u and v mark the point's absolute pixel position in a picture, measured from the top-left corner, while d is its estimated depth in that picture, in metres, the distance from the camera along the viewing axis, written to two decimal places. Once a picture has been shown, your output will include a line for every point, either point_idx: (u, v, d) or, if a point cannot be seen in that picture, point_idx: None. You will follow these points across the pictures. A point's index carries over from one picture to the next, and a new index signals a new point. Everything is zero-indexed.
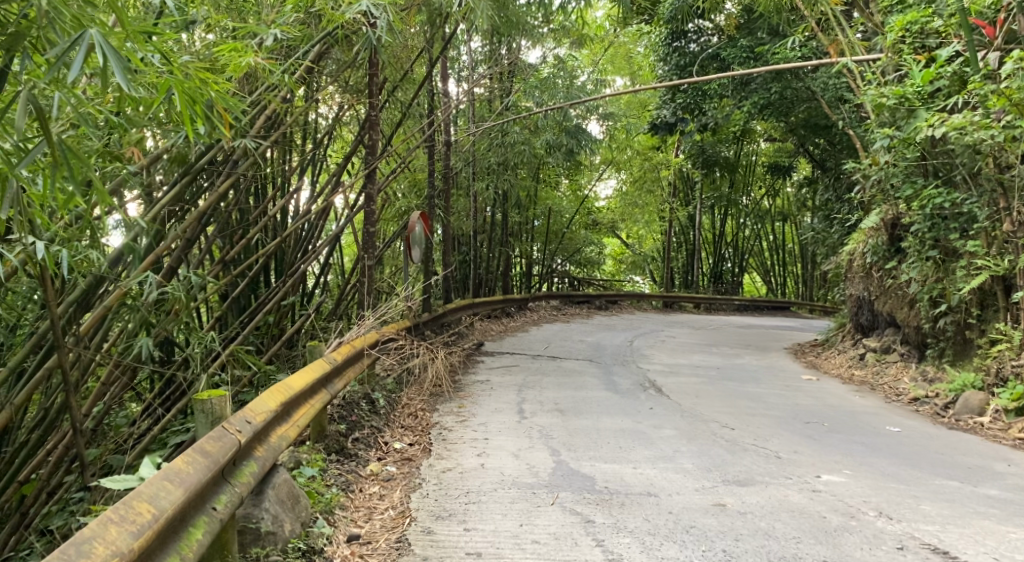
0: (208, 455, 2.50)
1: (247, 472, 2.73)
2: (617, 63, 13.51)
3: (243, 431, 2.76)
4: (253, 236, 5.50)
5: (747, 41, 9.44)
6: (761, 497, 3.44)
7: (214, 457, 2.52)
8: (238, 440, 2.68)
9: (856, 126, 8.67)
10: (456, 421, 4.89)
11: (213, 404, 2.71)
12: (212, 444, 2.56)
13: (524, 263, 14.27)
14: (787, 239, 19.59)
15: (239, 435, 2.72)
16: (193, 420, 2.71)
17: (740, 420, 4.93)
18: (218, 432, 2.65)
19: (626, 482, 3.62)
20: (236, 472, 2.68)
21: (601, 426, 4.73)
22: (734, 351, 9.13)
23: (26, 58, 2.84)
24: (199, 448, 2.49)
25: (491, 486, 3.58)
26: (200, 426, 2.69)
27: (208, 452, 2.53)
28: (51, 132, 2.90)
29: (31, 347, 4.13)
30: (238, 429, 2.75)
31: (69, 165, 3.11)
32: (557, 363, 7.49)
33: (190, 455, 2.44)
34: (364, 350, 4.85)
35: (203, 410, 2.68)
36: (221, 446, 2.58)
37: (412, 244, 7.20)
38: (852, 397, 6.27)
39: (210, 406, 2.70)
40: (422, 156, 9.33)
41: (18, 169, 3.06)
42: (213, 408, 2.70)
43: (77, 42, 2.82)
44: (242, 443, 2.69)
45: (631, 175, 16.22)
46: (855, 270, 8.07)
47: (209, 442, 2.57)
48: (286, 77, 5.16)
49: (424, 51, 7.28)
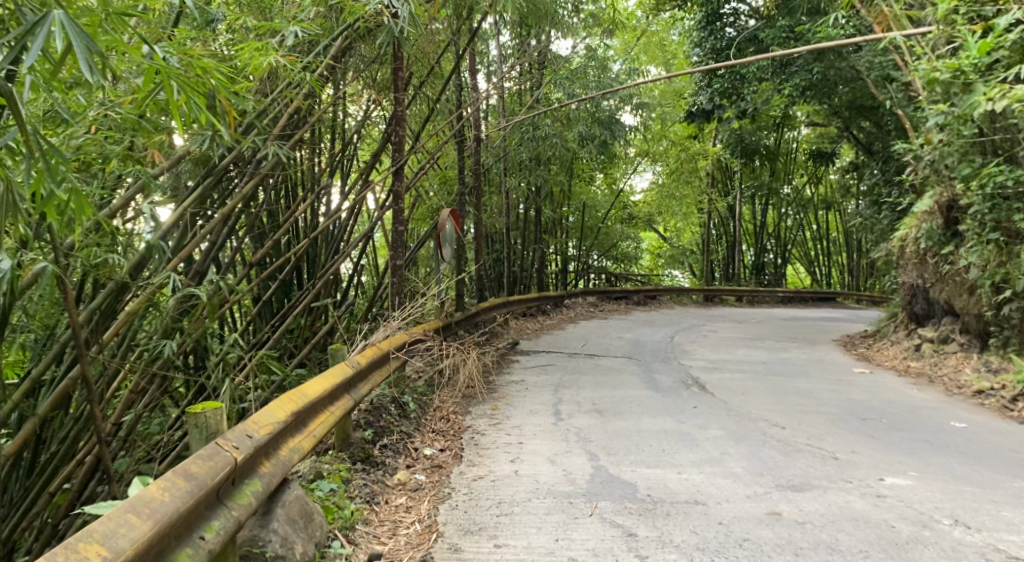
0: (192, 479, 2.29)
1: (247, 492, 2.54)
2: (652, 52, 13.15)
3: (241, 447, 2.56)
4: (283, 236, 5.29)
5: (786, 21, 9.02)
6: (820, 504, 3.15)
7: (198, 480, 2.31)
8: (233, 458, 2.48)
9: (904, 106, 8.27)
10: (490, 424, 4.66)
11: (207, 418, 2.55)
12: (199, 463, 2.36)
13: (559, 260, 14.00)
14: (830, 229, 19.09)
15: (235, 452, 2.52)
16: (188, 437, 2.57)
17: (791, 418, 4.62)
18: (209, 450, 2.45)
19: (670, 490, 3.34)
20: (234, 493, 2.49)
21: (644, 427, 4.45)
22: (782, 344, 8.78)
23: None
24: (181, 471, 2.29)
25: (524, 496, 3.34)
26: (193, 442, 2.56)
27: (193, 474, 2.32)
28: (21, 122, 2.55)
29: (51, 359, 3.93)
30: (236, 446, 2.55)
31: (46, 158, 2.76)
32: (594, 361, 7.23)
33: (168, 480, 2.23)
34: (391, 352, 4.64)
35: (197, 424, 2.54)
36: (211, 466, 2.38)
37: (443, 242, 6.97)
38: (910, 390, 5.89)
39: (202, 420, 2.55)
40: (452, 153, 9.12)
41: None
42: (207, 422, 2.55)
43: (38, 26, 2.47)
44: (238, 460, 2.49)
45: (667, 167, 15.65)
46: (907, 256, 7.69)
47: (195, 462, 2.36)
48: (308, 75, 4.89)
49: (451, 44, 7.05)
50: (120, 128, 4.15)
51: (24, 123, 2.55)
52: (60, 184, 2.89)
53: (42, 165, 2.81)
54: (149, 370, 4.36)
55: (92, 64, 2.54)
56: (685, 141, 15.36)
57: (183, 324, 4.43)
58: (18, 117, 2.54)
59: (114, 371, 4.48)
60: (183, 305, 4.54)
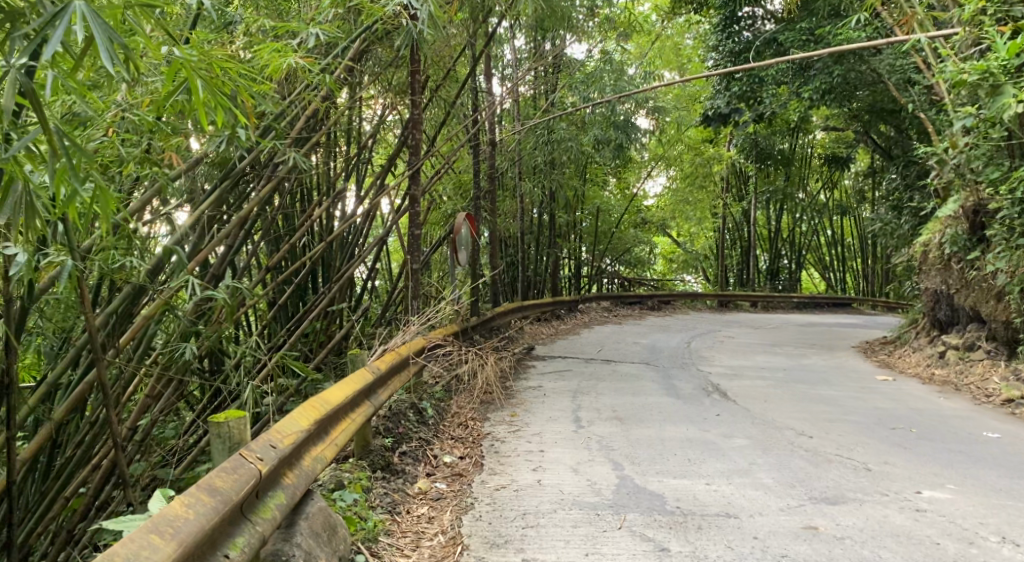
0: (216, 494, 2.22)
1: (272, 506, 2.46)
2: (667, 56, 13.04)
3: (265, 459, 2.49)
4: (299, 239, 5.23)
5: (806, 23, 8.91)
6: (857, 518, 3.05)
7: (223, 495, 2.23)
8: (257, 470, 2.41)
9: (926, 110, 8.15)
10: (509, 431, 4.57)
11: (229, 428, 2.49)
12: (223, 477, 2.29)
13: (573, 264, 13.90)
14: (846, 234, 18.94)
15: (260, 464, 2.45)
16: (210, 448, 2.51)
17: (818, 427, 4.51)
18: (233, 463, 2.38)
19: (700, 502, 3.25)
20: (258, 507, 2.41)
21: (667, 436, 4.36)
22: (801, 351, 8.65)
23: (11, 34, 2.42)
24: (205, 486, 2.21)
25: (550, 507, 3.25)
26: (216, 452, 2.49)
27: (218, 489, 2.25)
28: (44, 118, 2.45)
29: (68, 363, 3.84)
30: (260, 457, 2.49)
31: (67, 155, 2.65)
32: (612, 367, 7.14)
33: (192, 496, 2.16)
34: (410, 358, 4.57)
35: (220, 434, 2.48)
36: (235, 479, 2.31)
37: (459, 245, 6.89)
38: (936, 399, 5.78)
39: (225, 430, 2.49)
40: (467, 156, 9.04)
41: (11, 159, 2.61)
42: (230, 432, 2.49)
43: (58, 17, 2.38)
44: (262, 472, 2.42)
45: (681, 171, 15.52)
46: (930, 262, 7.58)
47: (219, 476, 2.29)
48: (326, 77, 4.82)
49: (467, 48, 6.97)
50: (138, 130, 4.09)
51: (47, 117, 2.47)
52: (82, 185, 2.80)
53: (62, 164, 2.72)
54: (167, 374, 4.29)
55: (116, 56, 2.47)
56: (700, 146, 15.24)
57: (201, 328, 4.38)
58: (40, 110, 2.46)
59: (129, 376, 4.41)
60: (200, 308, 4.48)
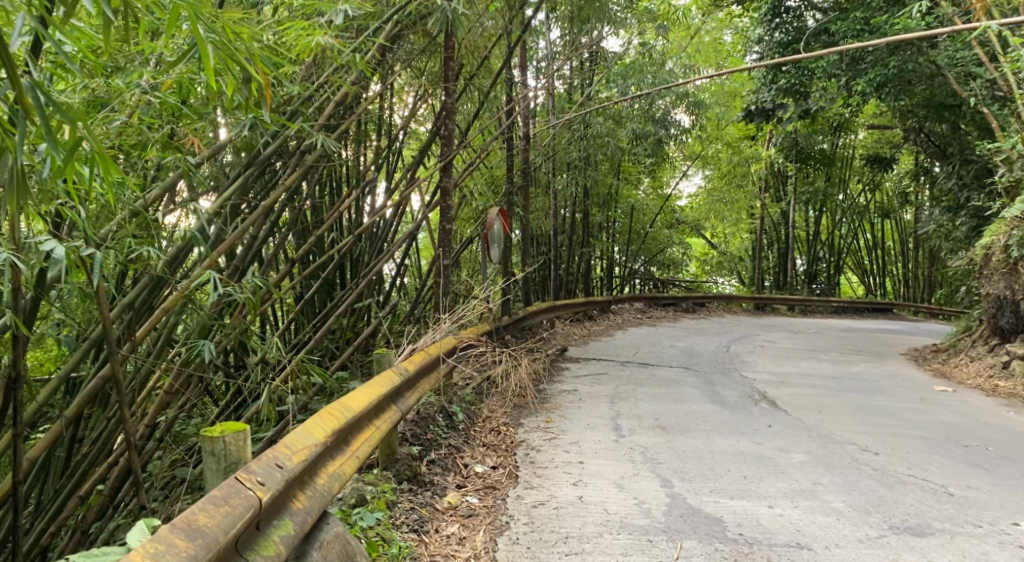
0: (193, 540, 1.89)
1: (275, 539, 2.16)
2: (706, 50, 12.62)
3: (267, 483, 2.18)
4: (326, 233, 4.88)
5: (861, 12, 8.42)
6: (952, 556, 2.70)
7: (205, 539, 1.91)
8: (256, 498, 2.11)
9: (989, 105, 7.66)
10: (544, 439, 4.24)
11: (225, 442, 2.24)
12: (209, 513, 1.98)
13: (604, 264, 13.52)
14: (885, 237, 18.48)
15: (260, 490, 2.14)
16: (203, 463, 2.26)
17: (883, 442, 4.13)
18: (226, 491, 2.07)
19: (766, 529, 2.90)
20: (260, 542, 2.11)
21: (716, 448, 4.01)
22: (847, 358, 8.22)
23: None
24: (182, 528, 1.89)
25: (595, 530, 2.92)
26: (211, 472, 2.24)
27: (201, 530, 1.93)
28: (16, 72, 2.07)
29: (85, 351, 3.45)
30: (261, 481, 2.18)
31: (47, 119, 2.25)
32: (650, 371, 6.77)
33: (163, 543, 1.84)
34: (439, 358, 4.27)
35: (215, 451, 2.23)
36: (222, 515, 1.99)
37: (490, 241, 6.57)
38: (1004, 413, 5.36)
39: (221, 446, 2.24)
40: (498, 151, 8.75)
41: None
42: (226, 449, 2.24)
43: None
44: (262, 501, 2.11)
45: (718, 169, 15.05)
46: (993, 265, 7.11)
47: (204, 511, 1.97)
48: (358, 57, 4.46)
49: (504, 36, 6.62)
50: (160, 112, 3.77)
51: (19, 74, 2.09)
52: (67, 159, 2.40)
53: (53, 134, 2.32)
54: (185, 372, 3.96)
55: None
56: (739, 143, 14.70)
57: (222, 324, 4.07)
58: (12, 68, 2.09)
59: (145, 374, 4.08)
60: (222, 304, 4.13)
